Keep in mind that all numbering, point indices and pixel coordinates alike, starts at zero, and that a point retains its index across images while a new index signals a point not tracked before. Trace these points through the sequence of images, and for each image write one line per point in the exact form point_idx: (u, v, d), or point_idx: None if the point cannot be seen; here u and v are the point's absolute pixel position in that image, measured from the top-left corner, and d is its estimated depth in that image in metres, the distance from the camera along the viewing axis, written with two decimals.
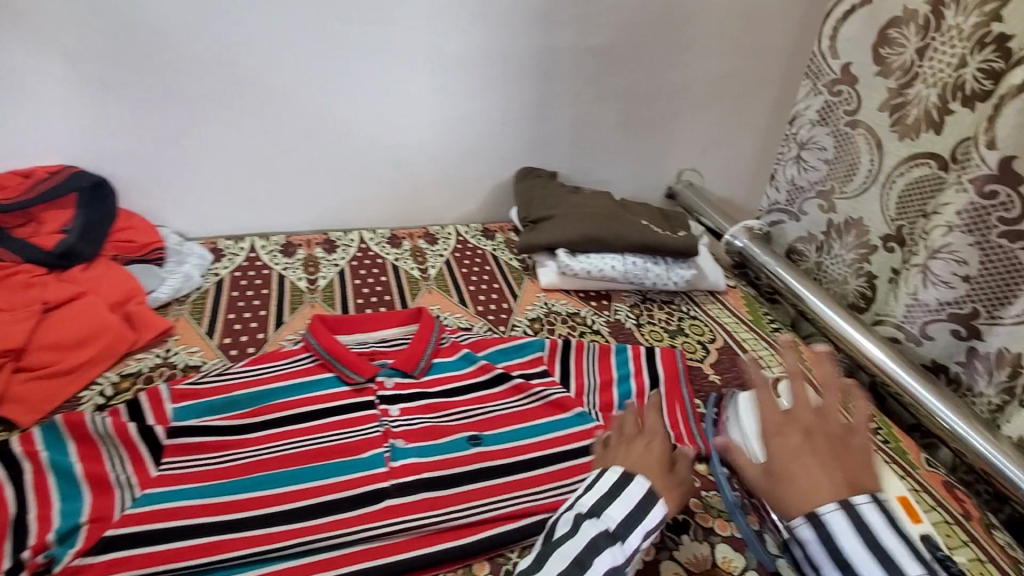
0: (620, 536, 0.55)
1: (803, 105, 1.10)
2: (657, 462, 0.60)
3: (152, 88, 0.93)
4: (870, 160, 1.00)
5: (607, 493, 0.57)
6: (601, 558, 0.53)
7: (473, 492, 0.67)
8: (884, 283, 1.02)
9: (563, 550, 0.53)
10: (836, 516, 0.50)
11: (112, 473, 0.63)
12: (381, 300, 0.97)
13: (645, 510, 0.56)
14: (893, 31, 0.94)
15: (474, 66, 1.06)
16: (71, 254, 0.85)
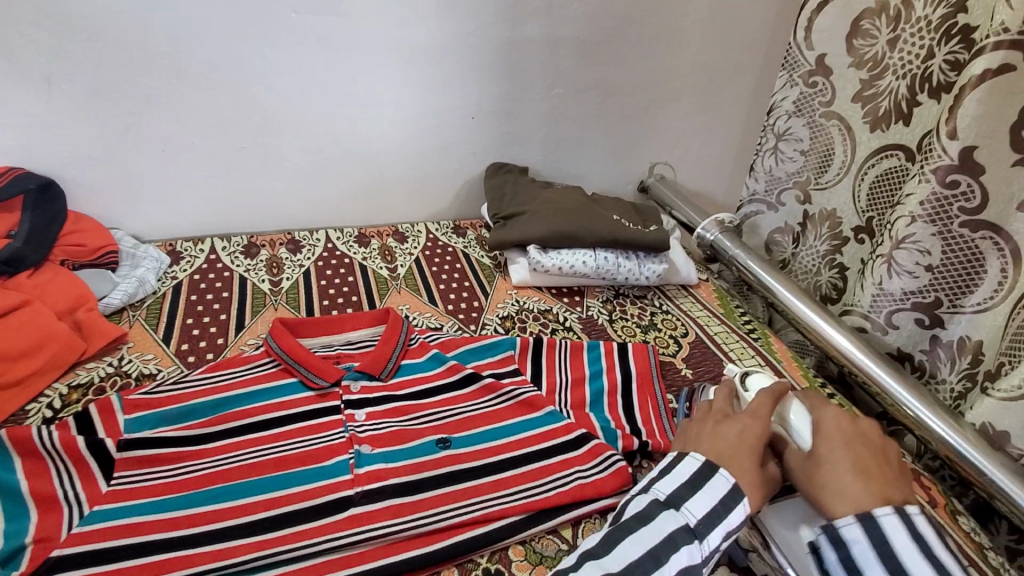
0: (699, 532, 0.53)
1: (781, 96, 1.10)
2: (743, 456, 0.59)
3: (100, 82, 0.88)
4: (844, 150, 1.01)
5: (688, 486, 0.56)
6: (678, 554, 0.51)
7: (442, 496, 0.65)
8: (854, 274, 1.03)
9: (634, 537, 0.52)
10: (890, 518, 0.54)
11: (60, 490, 0.60)
12: (348, 300, 0.95)
13: (729, 509, 0.55)
14: (865, 22, 0.94)
15: (444, 59, 1.04)
16: (16, 259, 0.80)
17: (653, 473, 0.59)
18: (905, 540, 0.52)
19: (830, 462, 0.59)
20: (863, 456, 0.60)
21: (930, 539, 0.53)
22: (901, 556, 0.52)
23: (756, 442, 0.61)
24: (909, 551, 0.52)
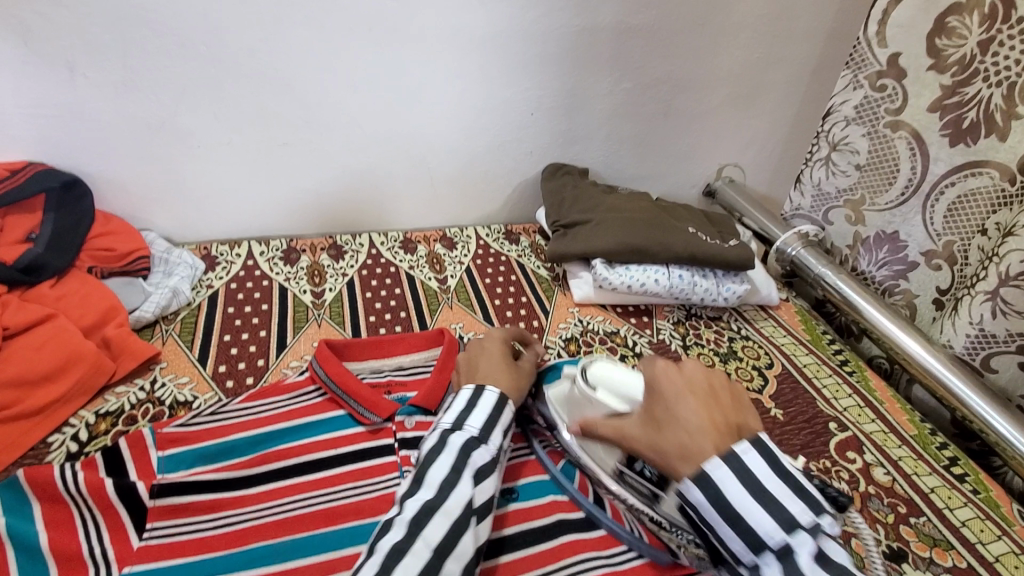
0: (483, 438, 0.58)
1: (840, 99, 0.98)
2: (503, 370, 0.66)
3: (126, 69, 0.78)
4: (912, 168, 0.89)
5: (467, 407, 0.60)
6: (475, 459, 0.56)
7: (505, 567, 0.56)
8: (926, 301, 0.92)
9: (436, 466, 0.54)
10: (721, 470, 0.47)
11: (85, 546, 0.53)
12: (396, 317, 0.86)
13: (500, 409, 0.61)
14: (952, 18, 0.81)
15: (501, 50, 0.93)
16: (36, 268, 0.73)
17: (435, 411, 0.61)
18: (737, 489, 0.46)
19: (655, 431, 0.51)
20: (708, 400, 0.51)
21: (767, 481, 0.47)
22: (738, 507, 0.46)
23: (514, 365, 0.67)
24: (740, 498, 0.46)
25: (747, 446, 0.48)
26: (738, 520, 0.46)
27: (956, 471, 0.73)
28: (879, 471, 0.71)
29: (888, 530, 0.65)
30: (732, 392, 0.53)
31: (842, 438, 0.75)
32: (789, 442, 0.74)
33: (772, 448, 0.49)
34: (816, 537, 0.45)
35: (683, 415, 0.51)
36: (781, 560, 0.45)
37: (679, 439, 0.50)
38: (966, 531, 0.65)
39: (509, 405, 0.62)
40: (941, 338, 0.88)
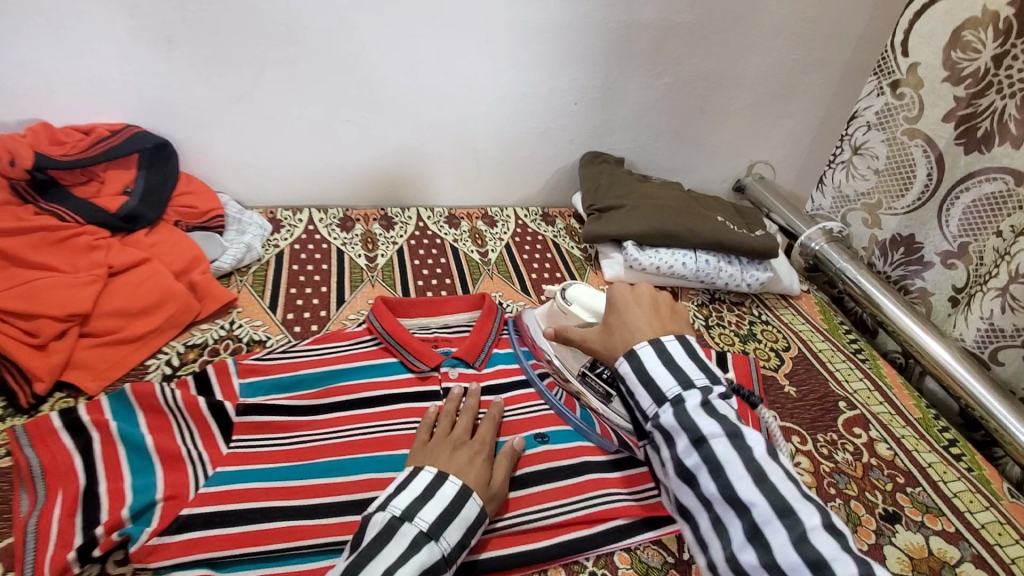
0: (434, 534, 0.53)
1: (865, 105, 1.03)
2: (474, 461, 0.61)
3: (213, 45, 0.87)
4: (928, 175, 0.95)
5: (423, 496, 0.55)
6: (416, 559, 0.51)
7: (514, 501, 0.63)
8: (941, 299, 0.96)
9: (376, 561, 0.50)
10: (646, 349, 0.61)
11: (183, 448, 0.62)
12: (442, 283, 0.94)
13: (461, 504, 0.56)
14: (968, 33, 0.85)
15: (547, 43, 0.99)
16: (133, 217, 0.82)
17: (388, 488, 0.56)
18: (653, 360, 0.61)
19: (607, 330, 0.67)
20: (651, 312, 0.67)
21: (678, 357, 0.61)
22: (649, 371, 0.60)
23: (486, 456, 0.63)
24: (653, 363, 0.60)
25: (673, 338, 0.63)
26: (649, 382, 0.60)
27: (953, 451, 0.79)
28: (882, 446, 0.77)
29: (885, 496, 0.71)
30: (673, 310, 0.69)
31: (849, 416, 0.81)
32: (800, 416, 0.80)
33: (691, 344, 0.63)
34: (705, 394, 0.58)
35: (631, 321, 0.65)
36: (674, 406, 0.58)
37: (625, 336, 0.65)
38: (956, 501, 0.71)
39: (472, 499, 0.57)
40: (953, 333, 0.93)
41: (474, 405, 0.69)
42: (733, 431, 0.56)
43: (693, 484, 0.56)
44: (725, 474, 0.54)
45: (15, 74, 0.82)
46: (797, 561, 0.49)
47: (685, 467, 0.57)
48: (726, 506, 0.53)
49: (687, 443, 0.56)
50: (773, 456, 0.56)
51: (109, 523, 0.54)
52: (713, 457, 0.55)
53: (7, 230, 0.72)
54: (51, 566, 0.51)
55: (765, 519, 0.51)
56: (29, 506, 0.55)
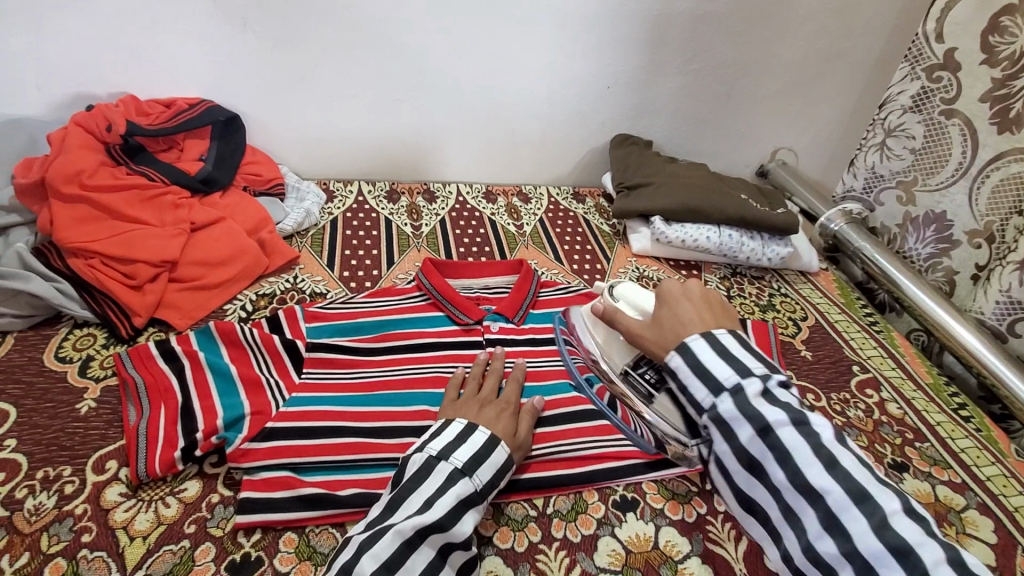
0: (468, 471, 0.57)
1: (898, 89, 1.08)
2: (500, 417, 0.65)
3: (284, 27, 0.95)
4: (962, 153, 0.99)
5: (457, 440, 0.59)
6: (452, 491, 0.54)
7: (541, 435, 0.69)
8: (964, 278, 1.01)
9: (416, 494, 0.54)
10: (698, 342, 0.63)
11: (262, 376, 0.70)
12: (482, 251, 1.02)
13: (491, 449, 0.60)
14: (1006, 18, 0.89)
15: (588, 28, 1.06)
16: (209, 181, 0.92)
17: (425, 435, 0.61)
18: (707, 353, 0.62)
19: (659, 323, 0.69)
20: (702, 306, 0.68)
21: (733, 349, 0.62)
22: (704, 364, 0.61)
23: (512, 412, 0.67)
24: (708, 356, 0.61)
25: (723, 331, 0.64)
26: (706, 374, 0.61)
27: (962, 413, 0.84)
28: (893, 405, 0.83)
29: (894, 448, 0.76)
30: (721, 308, 0.71)
31: (862, 378, 0.86)
32: (815, 376, 0.86)
33: (743, 337, 0.65)
34: (765, 382, 0.59)
35: (682, 314, 0.68)
36: (734, 395, 0.58)
37: (675, 330, 0.66)
38: (963, 456, 0.77)
39: (500, 445, 0.61)
40: (973, 308, 0.98)
41: (499, 368, 0.73)
42: (798, 419, 0.56)
43: (761, 474, 0.57)
44: (795, 463, 0.55)
45: (110, 50, 0.92)
46: (879, 546, 0.50)
47: (752, 458, 0.57)
48: (799, 495, 0.54)
49: (752, 432, 0.57)
50: (841, 441, 0.56)
51: (207, 429, 0.62)
52: (781, 446, 0.55)
53: (106, 186, 0.81)
54: (161, 463, 0.59)
55: (841, 505, 0.52)
56: (136, 415, 0.64)
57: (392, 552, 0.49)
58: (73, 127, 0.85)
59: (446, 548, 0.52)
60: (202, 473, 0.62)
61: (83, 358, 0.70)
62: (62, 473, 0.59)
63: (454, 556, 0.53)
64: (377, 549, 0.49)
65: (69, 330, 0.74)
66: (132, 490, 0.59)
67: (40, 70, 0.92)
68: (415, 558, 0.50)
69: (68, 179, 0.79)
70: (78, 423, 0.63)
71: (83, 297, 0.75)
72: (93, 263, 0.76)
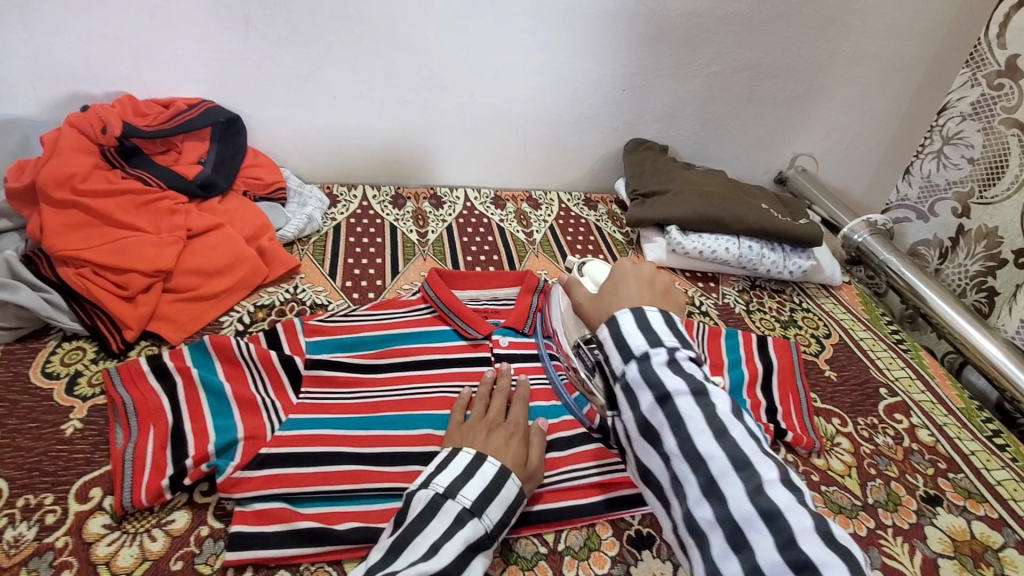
0: (477, 511, 0.53)
1: (957, 96, 1.02)
2: (509, 445, 0.60)
3: (292, 26, 0.92)
4: (1021, 165, 0.93)
5: (464, 474, 0.55)
6: (458, 535, 0.51)
7: (551, 461, 0.65)
8: (1003, 298, 0.97)
9: (422, 537, 0.50)
10: (622, 316, 0.56)
11: (257, 396, 0.66)
12: (490, 259, 0.98)
13: (501, 484, 0.55)
14: None
15: (606, 28, 1.01)
16: (208, 185, 0.88)
17: (429, 468, 0.56)
18: (626, 321, 0.55)
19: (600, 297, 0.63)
20: (646, 288, 0.62)
21: (658, 324, 0.55)
22: (621, 329, 0.55)
23: (522, 436, 0.62)
24: (625, 321, 0.55)
25: (652, 307, 0.57)
26: (619, 338, 0.54)
27: (996, 441, 0.79)
28: (923, 432, 0.78)
29: (926, 479, 0.72)
30: (671, 292, 0.64)
31: (891, 402, 0.82)
32: (840, 399, 0.81)
33: (673, 315, 0.57)
34: (672, 352, 0.53)
35: (623, 289, 0.62)
36: (640, 361, 0.52)
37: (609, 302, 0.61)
38: (1000, 489, 0.72)
39: (512, 478, 0.56)
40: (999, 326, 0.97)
41: (505, 387, 0.69)
42: (698, 389, 0.50)
43: (654, 442, 0.50)
44: (687, 431, 0.48)
45: (107, 47, 0.89)
46: (751, 512, 0.44)
47: (648, 426, 0.51)
48: (684, 462, 0.48)
49: (651, 399, 0.51)
50: (738, 414, 0.50)
51: (197, 456, 0.58)
52: (677, 415, 0.49)
53: (99, 191, 0.78)
54: (147, 492, 0.56)
55: (722, 472, 0.46)
56: (123, 439, 0.60)
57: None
58: (67, 128, 0.82)
59: None
60: (192, 502, 0.58)
61: (71, 374, 0.67)
62: (42, 502, 0.55)
63: None
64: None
65: (57, 344, 0.70)
66: (116, 521, 0.55)
67: (34, 67, 0.88)
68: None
69: (59, 184, 0.75)
70: (63, 447, 0.60)
71: (73, 309, 0.71)
72: (83, 273, 0.73)
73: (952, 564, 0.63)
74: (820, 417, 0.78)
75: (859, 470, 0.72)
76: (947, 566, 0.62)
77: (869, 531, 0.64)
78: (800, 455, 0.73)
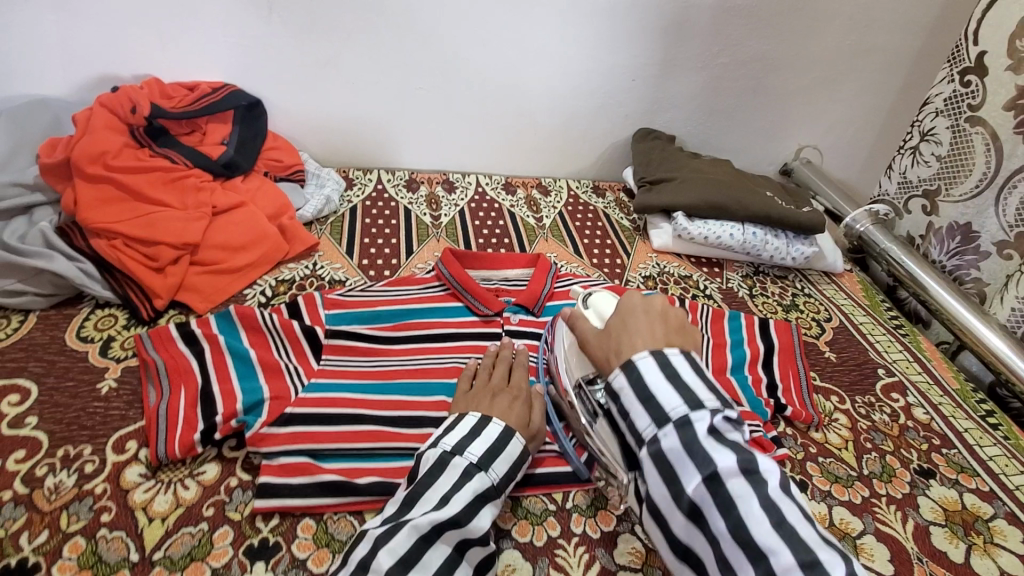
0: (484, 466, 0.55)
1: (936, 91, 1.07)
2: (514, 407, 0.63)
3: (313, 13, 0.95)
4: (986, 163, 0.98)
5: (471, 433, 0.58)
6: (466, 488, 0.53)
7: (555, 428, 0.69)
8: (993, 289, 0.99)
9: (432, 490, 0.53)
10: (646, 360, 0.54)
11: (281, 362, 0.69)
12: (501, 242, 1.01)
13: (506, 442, 0.58)
14: None
15: (615, 19, 1.04)
16: (232, 165, 0.92)
17: (437, 430, 0.59)
18: (656, 378, 0.52)
19: (611, 334, 0.60)
20: (658, 322, 0.60)
21: (686, 374, 0.53)
22: (651, 388, 0.52)
23: (525, 400, 0.65)
24: (657, 381, 0.52)
25: (675, 351, 0.55)
26: (650, 399, 0.51)
27: (990, 420, 0.82)
28: (919, 411, 0.81)
29: (921, 454, 0.75)
30: (684, 328, 0.62)
31: (888, 382, 0.85)
32: (840, 379, 0.84)
33: (696, 359, 0.55)
34: (714, 418, 0.50)
35: (632, 324, 0.60)
36: (679, 428, 0.49)
37: (620, 340, 0.59)
38: (991, 464, 0.75)
39: (516, 437, 0.59)
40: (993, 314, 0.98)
41: (508, 358, 0.71)
42: (747, 465, 0.48)
43: (700, 523, 0.47)
44: (739, 513, 0.45)
45: (134, 31, 0.92)
46: None
47: (692, 505, 0.47)
48: (739, 552, 0.44)
49: (697, 477, 0.47)
50: (788, 492, 0.48)
51: (226, 413, 0.62)
52: (727, 495, 0.46)
53: (129, 167, 0.81)
54: (180, 444, 0.59)
55: (786, 570, 0.43)
56: (156, 396, 0.64)
57: (409, 548, 0.48)
58: (98, 107, 0.85)
59: (462, 544, 0.51)
60: (221, 456, 0.61)
61: (104, 338, 0.71)
62: (82, 452, 0.59)
63: (472, 551, 0.51)
64: (393, 544, 0.48)
65: (91, 310, 0.74)
66: (152, 471, 0.58)
67: (66, 50, 0.92)
68: (432, 554, 0.48)
69: (92, 160, 0.79)
70: (100, 403, 0.63)
71: (105, 278, 0.75)
72: (115, 244, 0.77)
73: (943, 531, 0.65)
74: (819, 395, 0.81)
75: (855, 444, 0.74)
76: (938, 532, 0.65)
77: (863, 499, 0.67)
78: (799, 429, 0.76)
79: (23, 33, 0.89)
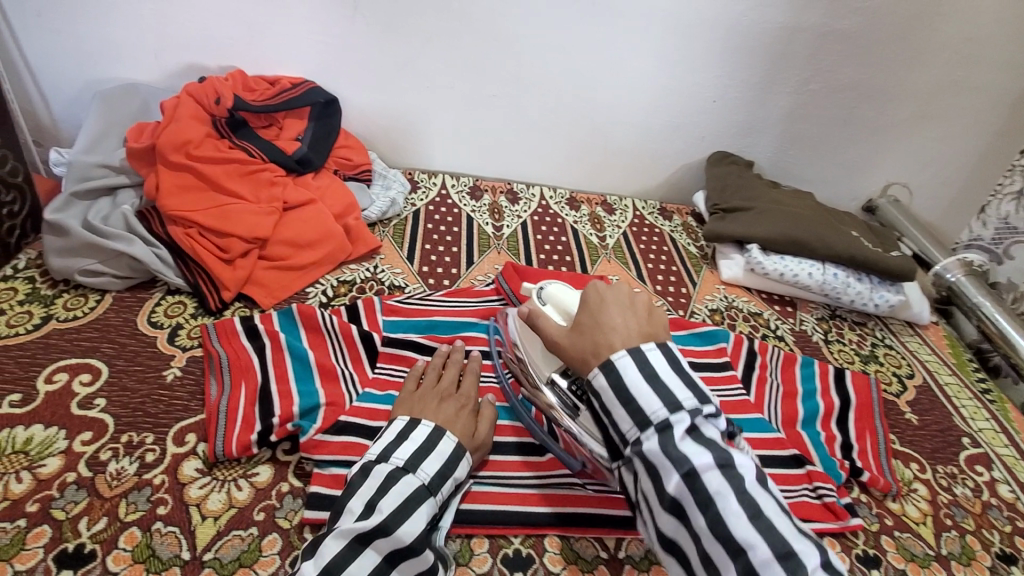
0: (410, 468, 0.53)
1: None
2: (454, 414, 0.61)
3: (394, 17, 0.95)
4: None
5: (397, 438, 0.55)
6: (390, 493, 0.51)
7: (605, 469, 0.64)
8: None
9: (359, 496, 0.51)
10: (623, 359, 0.50)
11: (338, 366, 0.69)
12: (562, 260, 0.98)
13: (438, 440, 0.56)
14: None
15: (702, 38, 0.99)
16: (305, 162, 0.92)
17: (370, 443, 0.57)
18: (635, 374, 0.49)
19: (582, 330, 0.55)
20: (630, 310, 0.55)
21: (663, 371, 0.49)
22: (631, 387, 0.48)
23: (473, 408, 0.62)
24: (637, 380, 0.49)
25: (653, 345, 0.51)
26: (629, 399, 0.48)
27: None
28: (1004, 487, 0.73)
29: (1004, 537, 0.67)
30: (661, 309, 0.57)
31: (973, 453, 0.77)
32: (920, 444, 0.77)
33: (676, 350, 0.52)
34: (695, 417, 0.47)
35: (604, 316, 0.54)
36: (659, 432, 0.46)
37: (596, 337, 0.53)
38: None
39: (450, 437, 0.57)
40: None
41: (458, 360, 0.69)
42: (724, 459, 0.45)
43: (682, 519, 0.45)
44: (717, 509, 0.43)
45: (224, 25, 0.94)
46: None
47: (674, 502, 0.45)
48: (719, 546, 0.43)
49: (676, 477, 0.45)
50: (763, 483, 0.46)
51: (283, 415, 0.61)
52: (705, 490, 0.44)
53: (210, 157, 0.83)
54: (237, 444, 0.59)
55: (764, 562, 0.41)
56: (217, 391, 0.64)
57: (335, 555, 0.47)
58: (185, 97, 0.87)
59: (394, 553, 0.48)
60: (274, 459, 0.61)
61: (173, 325, 0.72)
62: (144, 440, 0.59)
63: (412, 557, 0.49)
64: (320, 553, 0.47)
65: (162, 296, 0.75)
66: (208, 467, 0.59)
67: (160, 38, 0.95)
68: (359, 561, 0.47)
69: (176, 149, 0.81)
70: (164, 391, 0.64)
71: (177, 266, 0.77)
72: (190, 233, 0.78)
73: None
74: (897, 460, 0.74)
75: (935, 520, 0.68)
76: None
77: None
78: (874, 497, 0.69)
79: (122, 20, 0.92)
